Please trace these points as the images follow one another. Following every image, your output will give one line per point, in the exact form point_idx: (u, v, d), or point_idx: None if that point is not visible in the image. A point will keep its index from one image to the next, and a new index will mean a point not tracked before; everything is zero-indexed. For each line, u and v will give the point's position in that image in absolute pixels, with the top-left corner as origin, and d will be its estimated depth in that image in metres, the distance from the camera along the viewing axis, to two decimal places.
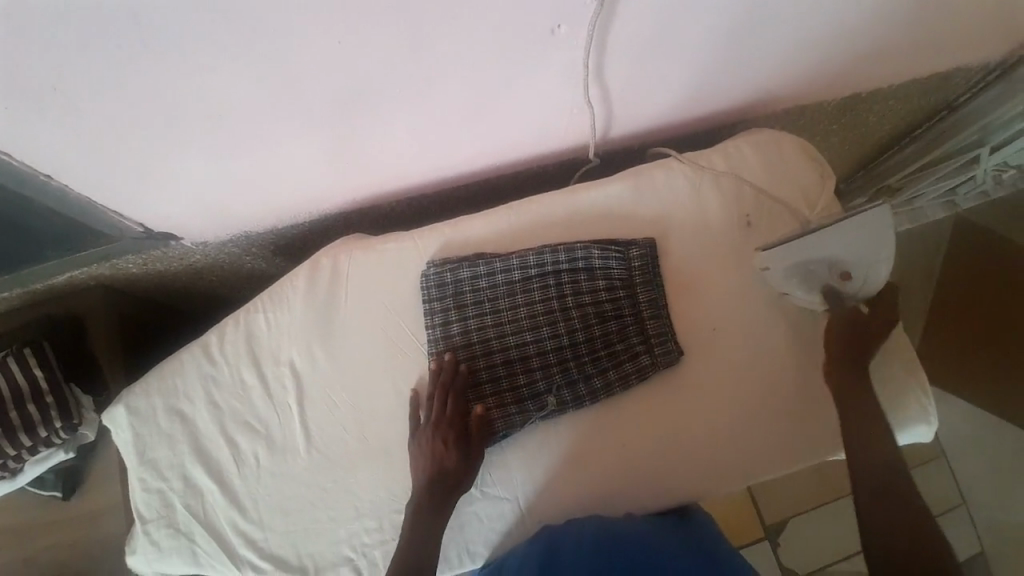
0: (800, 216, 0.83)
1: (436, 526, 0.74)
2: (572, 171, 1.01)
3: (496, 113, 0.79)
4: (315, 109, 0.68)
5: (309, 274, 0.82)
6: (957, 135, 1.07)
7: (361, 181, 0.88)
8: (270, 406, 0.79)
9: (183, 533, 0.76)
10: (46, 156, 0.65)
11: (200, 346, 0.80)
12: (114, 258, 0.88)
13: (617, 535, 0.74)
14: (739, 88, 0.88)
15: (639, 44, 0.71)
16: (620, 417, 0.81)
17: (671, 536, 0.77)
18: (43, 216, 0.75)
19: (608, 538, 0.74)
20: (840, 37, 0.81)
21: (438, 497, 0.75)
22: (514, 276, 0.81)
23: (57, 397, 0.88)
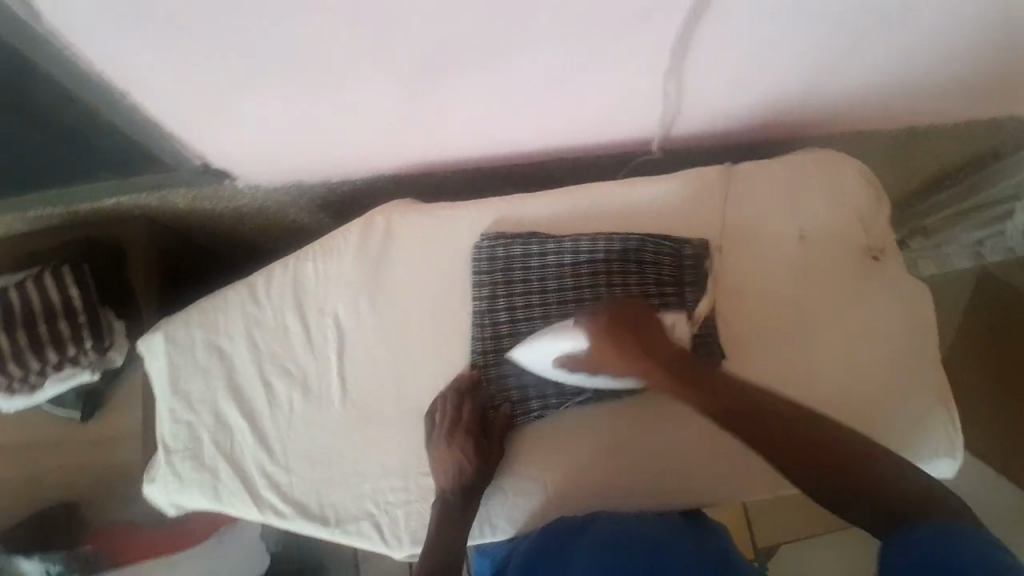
0: (854, 237, 0.83)
1: (464, 516, 0.73)
2: (620, 166, 1.00)
3: (570, 95, 0.78)
4: (395, 65, 0.67)
5: (361, 229, 0.82)
6: (994, 184, 1.07)
7: (420, 148, 0.87)
8: (310, 353, 0.79)
9: (207, 468, 0.76)
10: (127, 72, 0.64)
11: (246, 286, 0.80)
12: (165, 189, 0.86)
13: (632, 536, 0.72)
14: (806, 104, 0.89)
15: (726, 44, 0.71)
16: (658, 411, 0.80)
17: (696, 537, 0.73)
18: (109, 134, 0.75)
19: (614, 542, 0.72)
20: (919, 66, 0.81)
21: (470, 472, 0.74)
22: (564, 259, 0.81)
23: (90, 317, 0.87)
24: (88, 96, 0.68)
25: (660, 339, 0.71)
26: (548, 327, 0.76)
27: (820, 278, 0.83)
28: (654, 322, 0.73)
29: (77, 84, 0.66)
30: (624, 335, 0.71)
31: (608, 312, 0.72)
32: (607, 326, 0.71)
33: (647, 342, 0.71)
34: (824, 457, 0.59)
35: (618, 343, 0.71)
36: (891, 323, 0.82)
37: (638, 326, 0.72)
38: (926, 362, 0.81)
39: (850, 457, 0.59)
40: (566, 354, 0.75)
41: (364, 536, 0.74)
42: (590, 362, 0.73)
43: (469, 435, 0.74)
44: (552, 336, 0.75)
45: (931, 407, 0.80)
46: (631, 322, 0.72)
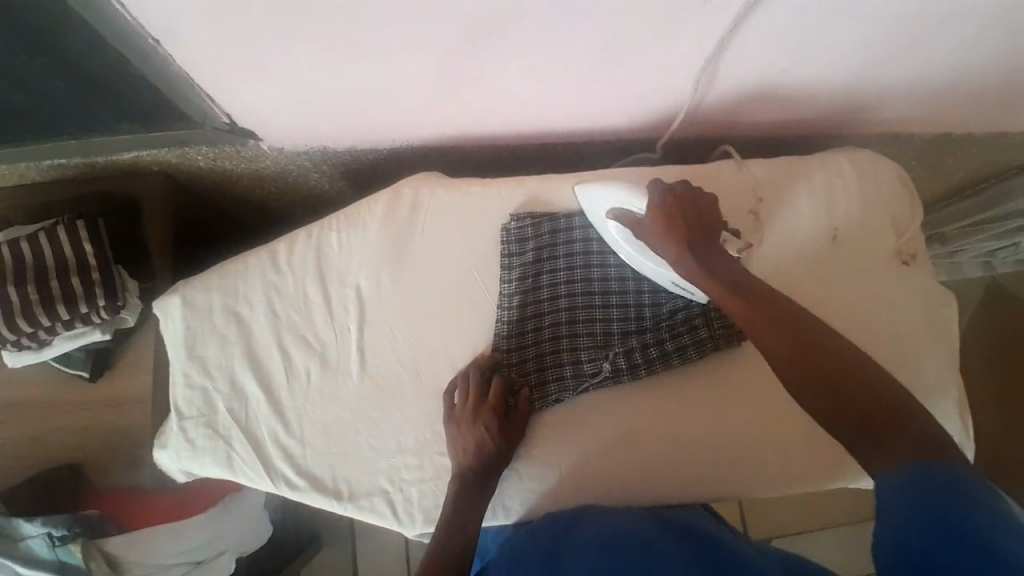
0: (884, 235, 0.83)
1: (482, 499, 0.72)
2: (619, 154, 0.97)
3: (612, 77, 0.76)
4: (439, 32, 0.64)
5: (388, 202, 0.80)
6: (1010, 200, 1.07)
7: (451, 122, 0.85)
8: (330, 325, 0.78)
9: (220, 436, 0.75)
10: (162, 22, 0.61)
11: (267, 253, 0.79)
12: (188, 146, 0.85)
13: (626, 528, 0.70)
14: (849, 106, 0.87)
15: (781, 35, 0.69)
16: (683, 404, 0.78)
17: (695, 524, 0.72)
18: (132, 82, 0.72)
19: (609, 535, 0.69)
20: (970, 72, 0.79)
21: (489, 454, 0.73)
22: (592, 238, 0.79)
23: (104, 273, 0.85)
24: (118, 45, 0.65)
25: (712, 242, 0.69)
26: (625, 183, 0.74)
27: (848, 277, 0.82)
28: (713, 222, 0.70)
29: (109, 31, 0.63)
30: (683, 219, 0.68)
31: (677, 195, 0.69)
32: (670, 210, 0.69)
33: (700, 237, 0.68)
34: (836, 377, 0.56)
35: (670, 225, 0.68)
36: (915, 324, 0.81)
37: (698, 221, 0.69)
38: (945, 369, 0.81)
39: (864, 385, 0.55)
40: (622, 212, 0.73)
41: (376, 512, 0.74)
42: (632, 227, 0.71)
43: (491, 415, 0.73)
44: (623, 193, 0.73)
45: (948, 413, 0.80)
46: (693, 212, 0.69)
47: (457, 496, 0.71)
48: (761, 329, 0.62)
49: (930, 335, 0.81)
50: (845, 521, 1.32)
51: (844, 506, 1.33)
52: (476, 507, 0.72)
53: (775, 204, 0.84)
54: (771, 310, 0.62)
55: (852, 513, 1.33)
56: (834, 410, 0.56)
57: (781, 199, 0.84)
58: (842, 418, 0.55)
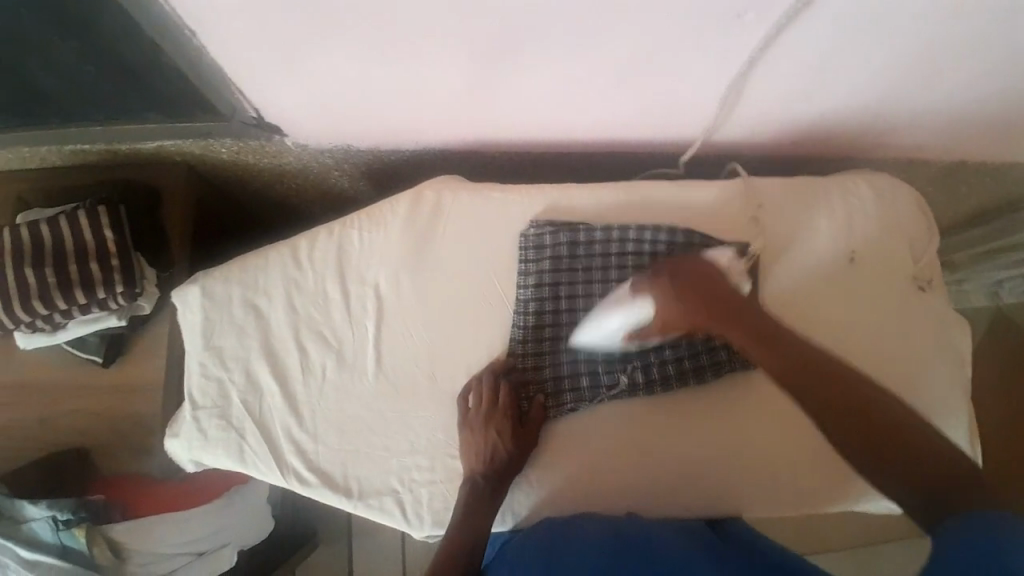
0: (901, 260, 0.83)
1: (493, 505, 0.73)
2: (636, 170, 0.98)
3: (640, 91, 0.77)
4: (473, 37, 0.65)
5: (411, 203, 0.81)
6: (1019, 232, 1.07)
7: (476, 126, 0.85)
8: (347, 323, 0.78)
9: (234, 428, 0.75)
10: (202, 13, 0.62)
11: (288, 248, 0.79)
12: (213, 138, 0.85)
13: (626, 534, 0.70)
14: (870, 131, 0.88)
15: (811, 58, 0.69)
16: (694, 419, 0.78)
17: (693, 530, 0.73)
18: (165, 72, 0.73)
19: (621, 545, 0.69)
20: (992, 103, 0.80)
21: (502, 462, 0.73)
22: (611, 249, 0.79)
23: (123, 260, 0.85)
24: (155, 34, 0.66)
25: (731, 297, 0.67)
26: (614, 296, 0.73)
27: (864, 300, 0.83)
28: (722, 275, 0.68)
29: (148, 19, 0.63)
30: (693, 288, 0.67)
31: (674, 267, 0.68)
32: (674, 285, 0.67)
33: (718, 302, 0.66)
34: (886, 436, 0.56)
35: (681, 298, 0.67)
36: (929, 349, 0.82)
37: (706, 281, 0.68)
38: (956, 393, 0.82)
39: (916, 441, 0.55)
40: (635, 328, 0.72)
41: (386, 512, 0.74)
42: (652, 330, 0.71)
43: (504, 423, 0.73)
44: (615, 314, 0.72)
45: (957, 439, 0.81)
46: (700, 275, 0.68)
47: (469, 501, 0.72)
48: (805, 387, 0.60)
49: (941, 361, 0.82)
50: (844, 543, 1.31)
51: (844, 528, 1.33)
52: (488, 513, 0.72)
53: (792, 238, 0.84)
54: (806, 367, 0.61)
55: (852, 536, 1.32)
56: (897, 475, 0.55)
57: (798, 230, 0.84)
58: (908, 484, 0.54)
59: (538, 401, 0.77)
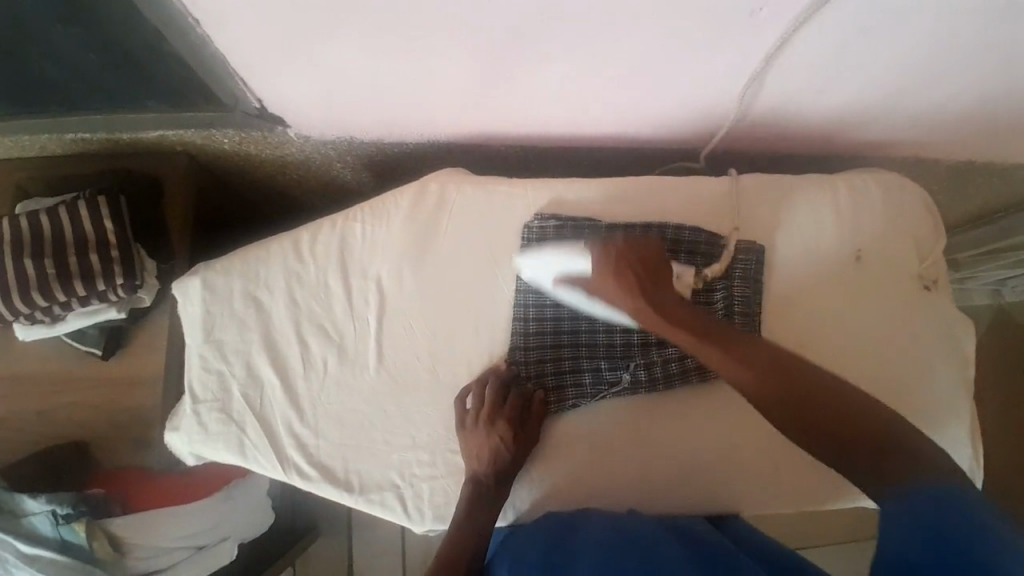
0: (907, 258, 0.83)
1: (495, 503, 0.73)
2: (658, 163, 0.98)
3: (648, 86, 0.76)
4: (481, 30, 0.64)
5: (414, 197, 0.80)
6: None
7: (482, 120, 0.85)
8: (349, 317, 0.77)
9: (234, 421, 0.74)
10: (207, 4, 0.61)
11: (290, 241, 0.78)
12: (214, 128, 0.84)
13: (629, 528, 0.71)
14: (878, 129, 0.87)
15: (822, 55, 0.68)
16: (696, 415, 0.78)
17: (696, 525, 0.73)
18: (168, 61, 0.72)
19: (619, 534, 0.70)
20: (1002, 103, 0.79)
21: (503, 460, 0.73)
22: None
23: (123, 252, 0.84)
24: (158, 24, 0.65)
25: (663, 280, 0.71)
26: (558, 246, 0.76)
27: (868, 298, 0.82)
28: (658, 257, 0.72)
29: (151, 9, 0.62)
30: (627, 269, 0.71)
31: (614, 246, 0.72)
32: (612, 262, 0.71)
33: (649, 282, 0.70)
34: (811, 404, 0.58)
35: (615, 276, 0.71)
36: (933, 348, 0.82)
37: (641, 262, 0.71)
38: (959, 392, 0.81)
39: (842, 405, 0.57)
40: (567, 273, 0.74)
41: (386, 507, 0.74)
42: (589, 289, 0.73)
43: (505, 424, 0.72)
44: (558, 254, 0.75)
45: (959, 439, 0.81)
46: (636, 257, 0.71)
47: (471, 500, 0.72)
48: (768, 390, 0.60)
49: (945, 360, 0.82)
50: (842, 539, 1.32)
51: (843, 524, 1.33)
52: (490, 509, 0.73)
53: (796, 234, 0.83)
54: (733, 344, 0.64)
55: (850, 531, 1.32)
56: (825, 439, 0.58)
57: (803, 225, 0.83)
58: (836, 449, 0.57)
59: (540, 398, 0.76)
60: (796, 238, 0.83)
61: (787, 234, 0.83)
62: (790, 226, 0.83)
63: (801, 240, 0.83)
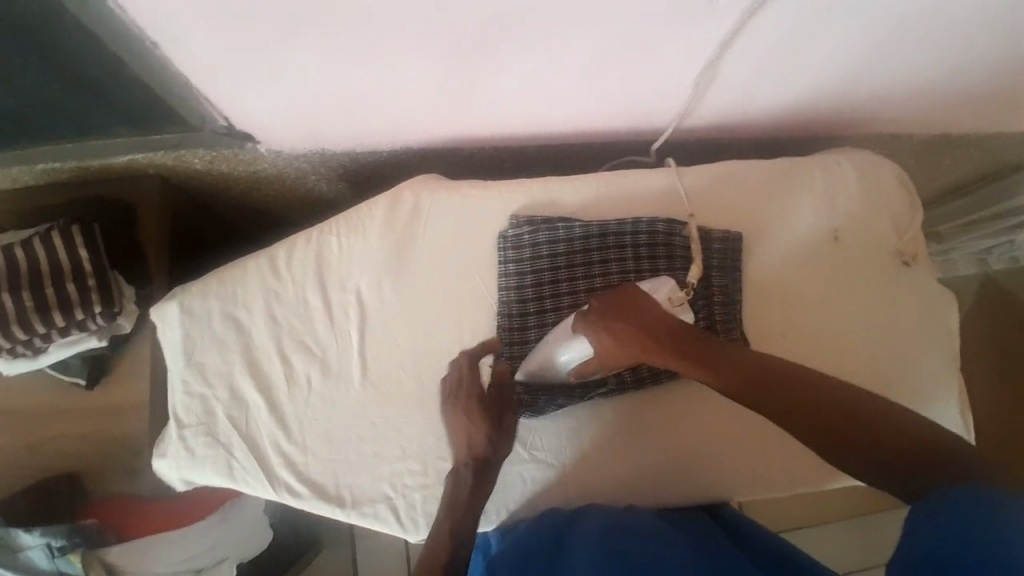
0: (885, 237, 0.83)
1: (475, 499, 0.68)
2: (607, 159, 0.97)
3: (614, 79, 0.75)
4: (441, 33, 0.63)
5: (388, 205, 0.79)
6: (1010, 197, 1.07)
7: (451, 123, 0.84)
8: (331, 331, 0.77)
9: (221, 444, 0.74)
10: (160, 22, 0.60)
11: (265, 259, 0.78)
12: (184, 150, 0.83)
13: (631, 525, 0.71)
14: (850, 107, 0.87)
15: (785, 36, 0.68)
16: (679, 404, 0.79)
17: (696, 524, 0.74)
18: (131, 85, 0.71)
19: (612, 538, 0.69)
20: (969, 74, 0.79)
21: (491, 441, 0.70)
22: (592, 242, 0.79)
23: (100, 279, 0.84)
24: (115, 47, 0.64)
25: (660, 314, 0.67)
26: (549, 348, 0.74)
27: (849, 281, 0.82)
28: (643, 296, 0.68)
29: (105, 31, 0.61)
30: (625, 322, 0.66)
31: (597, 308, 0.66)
32: (604, 324, 0.66)
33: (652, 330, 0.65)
34: (839, 422, 0.57)
35: (619, 335, 0.66)
36: (916, 323, 0.82)
37: (629, 313, 0.66)
38: (944, 366, 0.82)
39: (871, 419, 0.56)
40: (574, 366, 0.73)
41: (380, 519, 0.73)
42: (597, 364, 0.70)
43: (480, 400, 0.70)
44: (551, 354, 0.73)
45: (950, 413, 0.81)
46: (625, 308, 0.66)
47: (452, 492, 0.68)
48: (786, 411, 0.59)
49: (927, 333, 0.82)
50: (843, 514, 1.32)
51: (843, 500, 1.33)
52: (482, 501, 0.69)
53: (773, 222, 0.83)
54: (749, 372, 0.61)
55: (850, 508, 1.33)
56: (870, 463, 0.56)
57: (780, 214, 0.84)
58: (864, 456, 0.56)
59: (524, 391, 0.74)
60: (774, 224, 0.83)
61: (765, 222, 0.83)
62: (767, 212, 0.83)
63: (779, 228, 0.83)
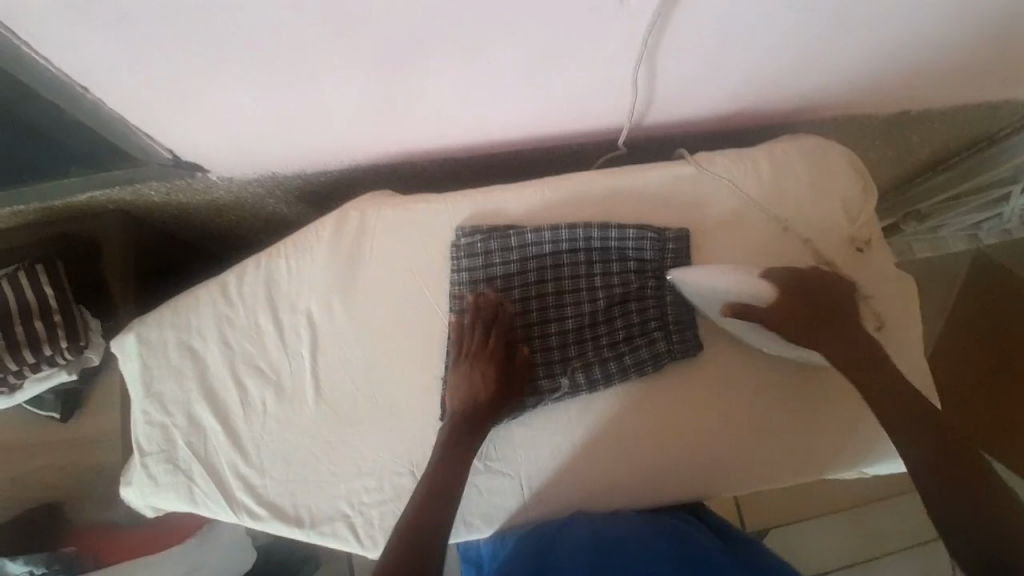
0: (839, 227, 0.82)
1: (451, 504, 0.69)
2: (597, 156, 0.98)
3: (544, 83, 0.75)
4: (358, 56, 0.64)
5: (335, 226, 0.80)
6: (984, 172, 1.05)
7: (393, 139, 0.85)
8: (283, 353, 0.78)
9: (181, 471, 0.76)
10: (85, 67, 0.62)
11: (217, 285, 0.79)
12: (138, 183, 0.85)
13: (614, 533, 0.73)
14: (795, 92, 0.85)
15: (704, 31, 0.68)
16: (634, 409, 0.79)
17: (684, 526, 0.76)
18: (74, 128, 0.73)
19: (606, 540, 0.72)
20: (908, 52, 0.77)
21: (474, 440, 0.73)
22: (544, 250, 0.79)
23: (65, 316, 0.86)
24: (51, 96, 0.66)
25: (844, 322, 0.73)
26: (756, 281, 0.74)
27: None
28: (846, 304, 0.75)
29: (32, 77, 0.63)
30: (799, 298, 0.74)
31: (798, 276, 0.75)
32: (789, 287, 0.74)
33: (820, 322, 0.73)
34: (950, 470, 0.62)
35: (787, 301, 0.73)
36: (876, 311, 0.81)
37: (829, 304, 0.74)
38: (902, 356, 0.80)
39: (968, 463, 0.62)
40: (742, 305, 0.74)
41: (339, 537, 0.75)
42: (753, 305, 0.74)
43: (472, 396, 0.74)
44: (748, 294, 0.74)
45: None
46: (819, 297, 0.74)
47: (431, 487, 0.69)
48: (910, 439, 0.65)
49: (891, 323, 0.81)
50: (841, 504, 1.31)
51: (834, 492, 1.31)
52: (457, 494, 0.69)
53: (728, 216, 0.82)
54: (873, 375, 0.70)
55: (850, 495, 1.31)
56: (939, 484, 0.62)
57: (736, 207, 0.83)
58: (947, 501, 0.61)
59: (497, 383, 0.75)
60: (730, 220, 0.82)
61: (724, 216, 0.83)
62: (724, 204, 0.83)
63: (734, 220, 0.82)
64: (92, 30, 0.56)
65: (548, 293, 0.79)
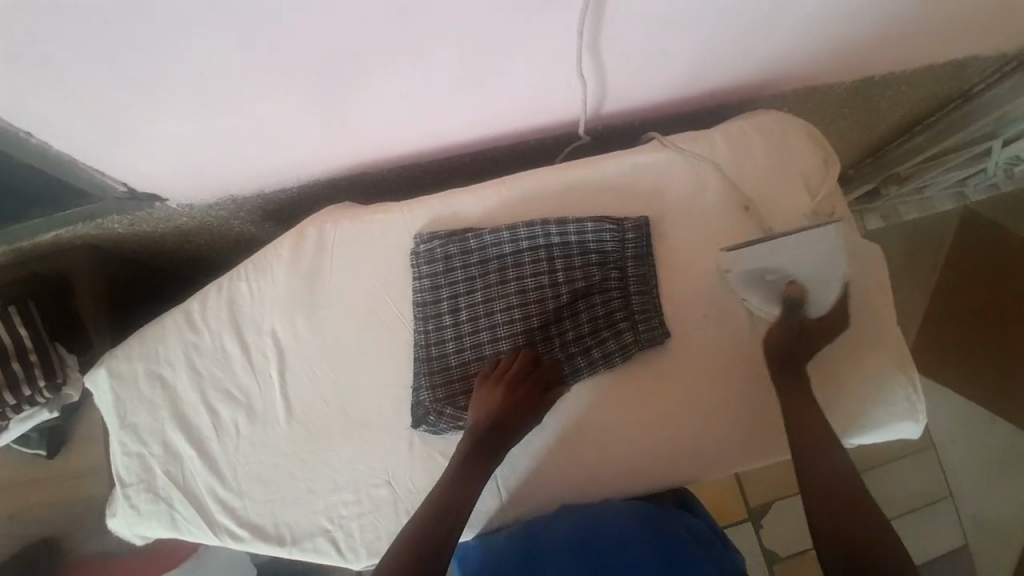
0: (801, 202, 0.81)
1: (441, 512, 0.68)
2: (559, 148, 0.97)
3: (486, 84, 0.75)
4: (294, 75, 0.64)
5: (293, 245, 0.80)
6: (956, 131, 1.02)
7: (346, 152, 0.85)
8: (251, 374, 0.79)
9: (162, 499, 0.77)
10: (24, 112, 0.62)
11: (182, 313, 0.80)
12: (100, 217, 0.86)
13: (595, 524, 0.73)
14: (747, 69, 0.84)
15: (639, 18, 0.67)
16: (605, 400, 0.79)
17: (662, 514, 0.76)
18: (26, 170, 0.74)
19: (587, 530, 0.72)
20: (855, 19, 0.76)
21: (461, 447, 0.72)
22: (504, 249, 0.79)
23: (42, 355, 0.86)
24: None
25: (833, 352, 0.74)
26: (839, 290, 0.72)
27: None
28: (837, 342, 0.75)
29: None
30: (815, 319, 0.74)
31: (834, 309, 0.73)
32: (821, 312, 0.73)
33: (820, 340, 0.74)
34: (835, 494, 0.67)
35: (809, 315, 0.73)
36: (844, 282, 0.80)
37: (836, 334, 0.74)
38: (870, 328, 0.79)
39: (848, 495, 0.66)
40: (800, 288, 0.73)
41: (321, 552, 0.75)
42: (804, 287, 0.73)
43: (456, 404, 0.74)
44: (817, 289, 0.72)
45: (887, 368, 0.78)
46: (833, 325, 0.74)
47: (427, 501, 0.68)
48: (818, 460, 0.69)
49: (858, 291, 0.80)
50: None
51: None
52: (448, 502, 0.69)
53: (687, 200, 0.82)
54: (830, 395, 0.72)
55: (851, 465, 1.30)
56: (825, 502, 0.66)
57: (694, 189, 0.82)
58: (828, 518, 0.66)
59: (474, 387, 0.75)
60: (689, 204, 0.82)
61: (683, 199, 0.82)
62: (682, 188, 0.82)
63: (693, 203, 0.81)
64: (21, 77, 0.57)
65: (512, 292, 0.79)
